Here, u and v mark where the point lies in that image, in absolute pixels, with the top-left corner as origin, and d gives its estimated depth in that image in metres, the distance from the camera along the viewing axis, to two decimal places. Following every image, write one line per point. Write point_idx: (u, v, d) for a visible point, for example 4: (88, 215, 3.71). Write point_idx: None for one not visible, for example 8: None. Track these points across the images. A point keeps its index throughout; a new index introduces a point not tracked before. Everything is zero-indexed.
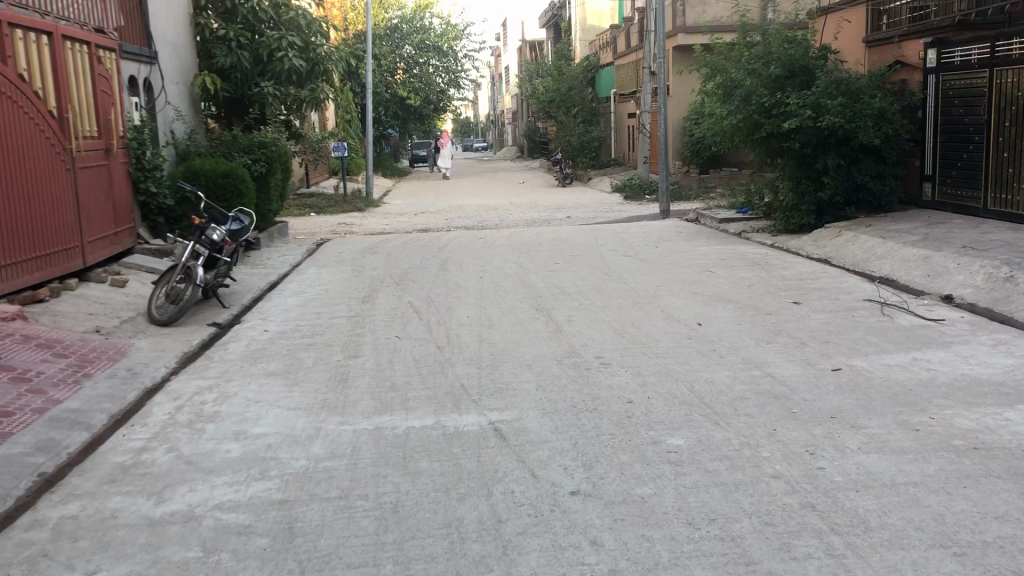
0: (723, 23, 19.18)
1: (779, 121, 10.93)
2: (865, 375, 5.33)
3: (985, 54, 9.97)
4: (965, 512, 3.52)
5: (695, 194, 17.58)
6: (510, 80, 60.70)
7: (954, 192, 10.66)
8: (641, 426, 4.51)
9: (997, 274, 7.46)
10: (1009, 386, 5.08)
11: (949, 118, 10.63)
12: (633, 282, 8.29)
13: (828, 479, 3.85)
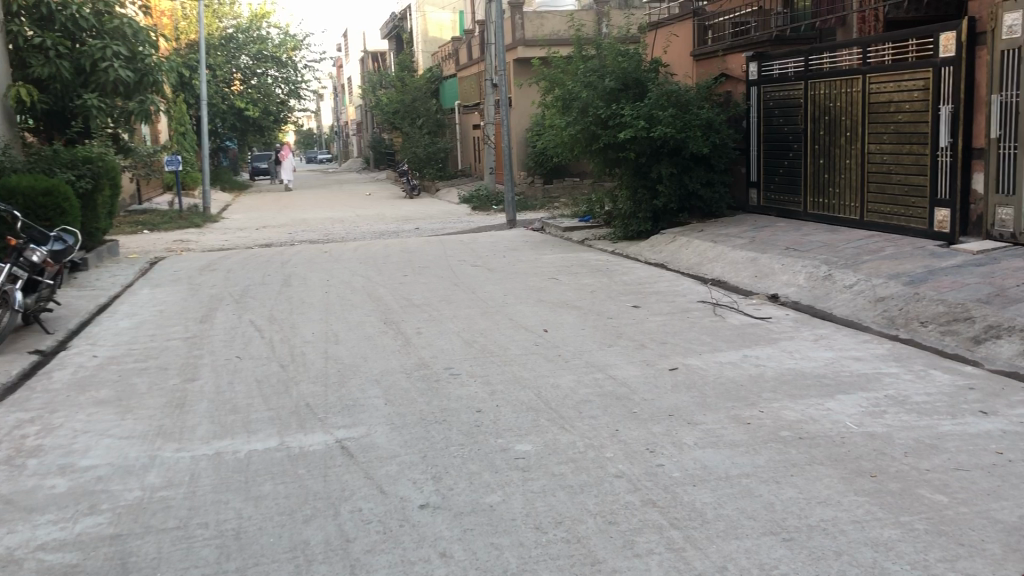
0: (559, 36, 19.69)
1: (615, 132, 11.27)
2: (700, 373, 5.58)
3: (800, 67, 10.66)
4: (793, 499, 3.75)
5: (540, 203, 17.93)
6: (354, 90, 60.06)
7: (778, 198, 11.32)
8: (489, 434, 4.55)
9: (816, 273, 7.99)
10: (829, 377, 5.45)
11: (771, 127, 11.30)
12: (480, 292, 8.36)
13: (667, 475, 4.01)
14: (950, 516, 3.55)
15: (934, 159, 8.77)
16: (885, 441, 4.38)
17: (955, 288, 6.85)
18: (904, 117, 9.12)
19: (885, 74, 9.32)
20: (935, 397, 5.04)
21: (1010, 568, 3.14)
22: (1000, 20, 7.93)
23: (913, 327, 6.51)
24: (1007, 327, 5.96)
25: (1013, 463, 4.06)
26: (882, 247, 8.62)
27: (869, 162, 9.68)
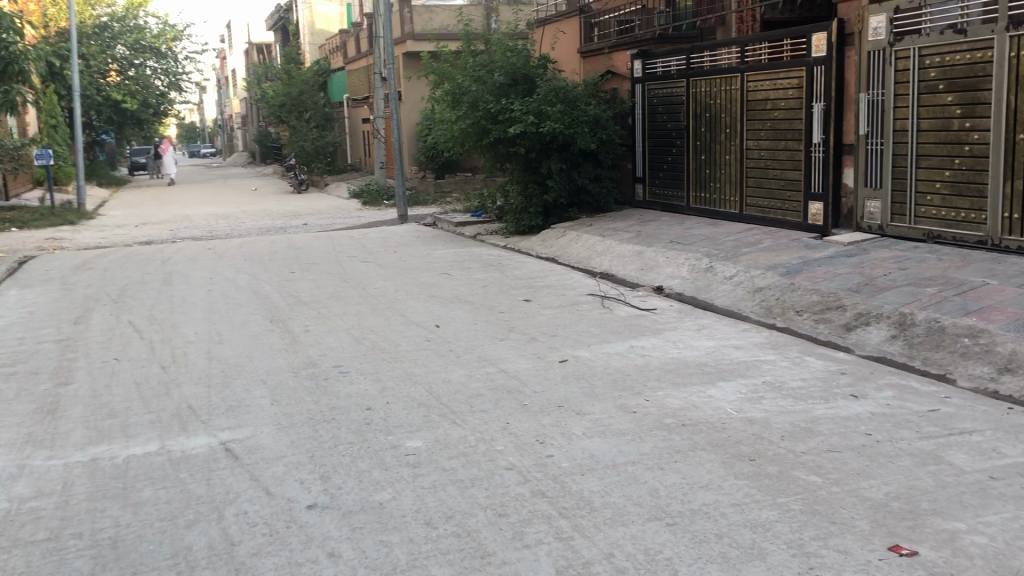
0: (448, 31, 19.68)
1: (505, 127, 11.31)
2: (589, 365, 5.68)
3: (682, 65, 10.96)
4: (677, 484, 3.85)
5: (431, 199, 17.87)
6: (240, 83, 58.42)
7: (663, 192, 11.61)
8: (379, 431, 4.51)
9: (700, 266, 8.23)
10: (711, 365, 5.63)
11: (655, 124, 11.57)
12: (371, 288, 8.28)
13: (556, 465, 4.07)
14: (822, 495, 3.73)
15: (807, 155, 9.16)
16: (763, 426, 4.56)
17: (827, 278, 7.17)
18: (780, 114, 9.49)
19: (762, 73, 9.66)
20: (809, 382, 5.27)
21: (878, 542, 3.31)
22: (867, 22, 8.33)
23: (789, 316, 6.78)
24: (875, 315, 6.28)
25: (881, 443, 4.29)
26: (761, 240, 8.95)
27: (747, 158, 10.02)
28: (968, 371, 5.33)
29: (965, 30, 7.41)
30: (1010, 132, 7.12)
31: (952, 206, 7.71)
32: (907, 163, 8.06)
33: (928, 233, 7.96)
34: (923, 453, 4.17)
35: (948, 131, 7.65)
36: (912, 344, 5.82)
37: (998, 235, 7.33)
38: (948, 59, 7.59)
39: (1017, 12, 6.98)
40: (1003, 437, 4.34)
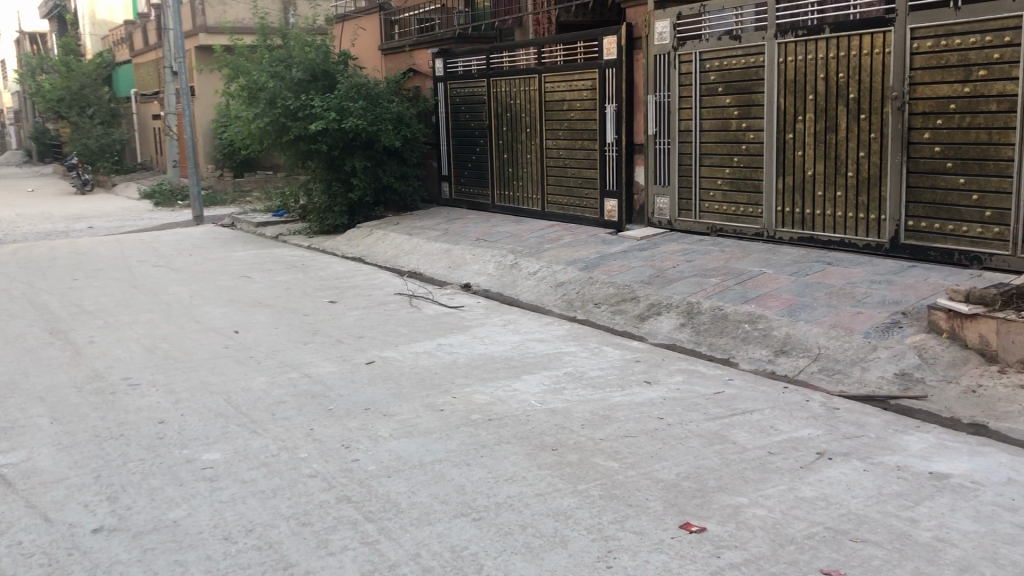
0: (244, 24, 19.02)
1: (305, 124, 11.02)
2: (396, 365, 5.64)
3: (482, 65, 11.10)
4: (483, 479, 3.90)
5: (231, 198, 17.19)
6: (11, 75, 53.75)
7: (468, 191, 11.74)
8: (173, 446, 4.28)
9: (505, 262, 8.38)
10: (516, 359, 5.75)
11: (458, 123, 11.68)
12: (164, 294, 7.84)
13: (362, 469, 4.01)
14: (620, 480, 3.89)
15: (603, 153, 9.53)
16: (564, 416, 4.70)
17: (623, 271, 7.50)
18: (575, 114, 9.81)
19: (558, 74, 9.95)
20: (607, 371, 5.50)
21: (670, 521, 3.50)
22: (653, 27, 8.77)
23: (589, 308, 7.03)
24: (666, 305, 6.64)
25: (672, 426, 4.53)
26: (562, 236, 9.24)
27: (547, 157, 10.30)
28: (750, 355, 5.74)
29: (740, 36, 7.93)
30: (781, 132, 7.72)
31: (732, 202, 8.28)
32: (693, 161, 8.57)
33: (712, 228, 8.51)
34: (710, 433, 4.44)
35: (726, 131, 8.20)
36: (700, 331, 6.19)
37: (773, 228, 7.93)
38: (725, 63, 8.11)
39: (784, 21, 7.56)
40: (780, 414, 4.70)
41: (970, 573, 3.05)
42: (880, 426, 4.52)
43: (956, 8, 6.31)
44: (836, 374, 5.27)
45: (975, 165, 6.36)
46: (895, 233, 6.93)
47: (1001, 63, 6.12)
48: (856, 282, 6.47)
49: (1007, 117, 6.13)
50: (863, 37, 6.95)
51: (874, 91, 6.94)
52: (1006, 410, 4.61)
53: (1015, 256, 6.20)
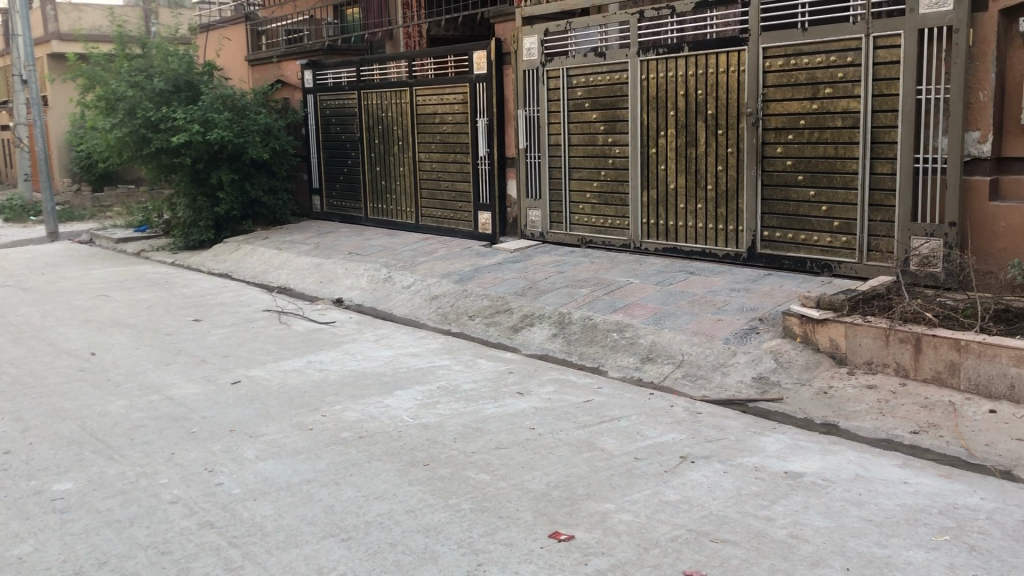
0: (100, 33, 18.24)
1: (167, 136, 10.65)
2: (263, 385, 5.50)
3: (352, 77, 10.99)
4: (352, 498, 3.85)
5: (88, 214, 16.41)
6: None
7: (339, 204, 11.60)
8: (21, 477, 4.03)
9: (378, 276, 8.31)
10: (388, 375, 5.70)
11: (328, 135, 11.53)
12: (13, 315, 7.40)
13: (226, 493, 3.89)
14: (490, 492, 3.91)
15: (475, 167, 9.59)
16: (436, 430, 4.69)
17: (496, 283, 7.56)
18: (447, 128, 9.84)
19: (429, 87, 9.96)
20: (480, 383, 5.52)
21: (540, 531, 3.54)
22: (521, 42, 8.90)
23: (462, 321, 7.05)
24: (538, 316, 6.72)
25: (543, 436, 4.59)
26: (435, 249, 9.23)
27: (419, 170, 10.29)
28: (618, 363, 5.88)
29: (605, 53, 8.14)
30: (645, 146, 7.96)
31: (601, 214, 8.47)
32: (562, 175, 8.73)
33: (582, 240, 8.68)
34: (579, 441, 4.52)
35: (594, 145, 8.40)
36: (570, 341, 6.30)
37: (639, 239, 8.16)
38: (591, 79, 8.31)
39: (646, 39, 7.80)
40: (646, 420, 4.83)
41: (821, 567, 3.20)
42: (740, 428, 4.71)
43: (804, 30, 6.66)
44: (699, 379, 5.46)
45: (823, 178, 6.73)
46: (753, 243, 7.26)
47: (845, 81, 6.49)
48: (717, 290, 6.73)
49: (851, 133, 6.51)
50: (720, 55, 7.25)
51: (731, 108, 7.25)
52: (854, 409, 4.89)
53: (861, 264, 6.58)
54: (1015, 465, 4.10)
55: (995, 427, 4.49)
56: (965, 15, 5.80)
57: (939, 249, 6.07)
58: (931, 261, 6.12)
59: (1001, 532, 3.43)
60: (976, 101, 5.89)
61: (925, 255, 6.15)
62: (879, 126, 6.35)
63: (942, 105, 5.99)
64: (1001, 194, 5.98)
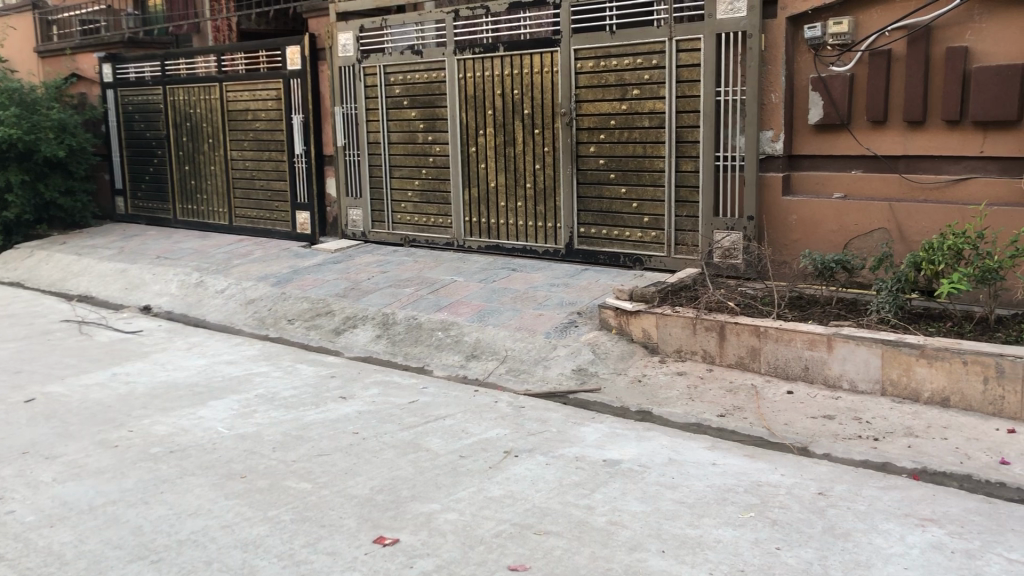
0: None
1: None
2: (62, 401, 5.11)
3: (157, 72, 10.42)
4: (162, 517, 3.63)
5: None
6: None
7: (146, 205, 10.98)
8: None
9: (189, 281, 7.92)
10: (202, 385, 5.43)
11: (131, 132, 10.88)
12: None
13: (19, 521, 3.58)
14: (312, 501, 3.80)
15: (291, 165, 9.33)
16: (254, 440, 4.52)
17: (316, 285, 7.38)
18: (260, 125, 9.51)
19: (240, 83, 9.58)
20: (300, 390, 5.35)
21: (363, 537, 3.47)
22: (335, 38, 8.71)
23: (281, 325, 6.83)
24: (361, 317, 6.61)
25: (366, 440, 4.51)
26: (251, 251, 8.91)
27: (232, 169, 9.90)
28: (442, 361, 5.87)
29: (421, 51, 8.10)
30: (464, 144, 8.00)
31: (422, 213, 8.45)
32: (382, 174, 8.64)
33: (404, 238, 8.64)
34: (404, 443, 4.47)
35: (413, 143, 8.35)
36: (394, 341, 6.24)
37: (462, 238, 8.21)
38: (409, 77, 8.25)
39: (462, 37, 7.83)
40: (470, 418, 4.84)
41: (639, 551, 3.32)
42: (561, 420, 4.81)
43: (612, 32, 6.89)
44: (521, 374, 5.54)
45: (633, 176, 6.99)
46: (570, 239, 7.46)
47: (651, 83, 6.77)
48: (537, 286, 6.86)
49: (658, 132, 6.80)
50: (534, 56, 7.38)
51: (546, 107, 7.40)
52: (667, 396, 5.11)
53: (670, 257, 6.90)
54: (810, 441, 4.41)
55: (792, 407, 4.82)
56: (757, 22, 6.18)
57: (739, 242, 6.46)
58: (732, 253, 6.50)
59: (799, 505, 3.67)
60: (768, 103, 6.30)
61: (727, 248, 6.53)
62: (683, 125, 6.67)
63: (739, 106, 6.37)
64: (794, 189, 6.43)
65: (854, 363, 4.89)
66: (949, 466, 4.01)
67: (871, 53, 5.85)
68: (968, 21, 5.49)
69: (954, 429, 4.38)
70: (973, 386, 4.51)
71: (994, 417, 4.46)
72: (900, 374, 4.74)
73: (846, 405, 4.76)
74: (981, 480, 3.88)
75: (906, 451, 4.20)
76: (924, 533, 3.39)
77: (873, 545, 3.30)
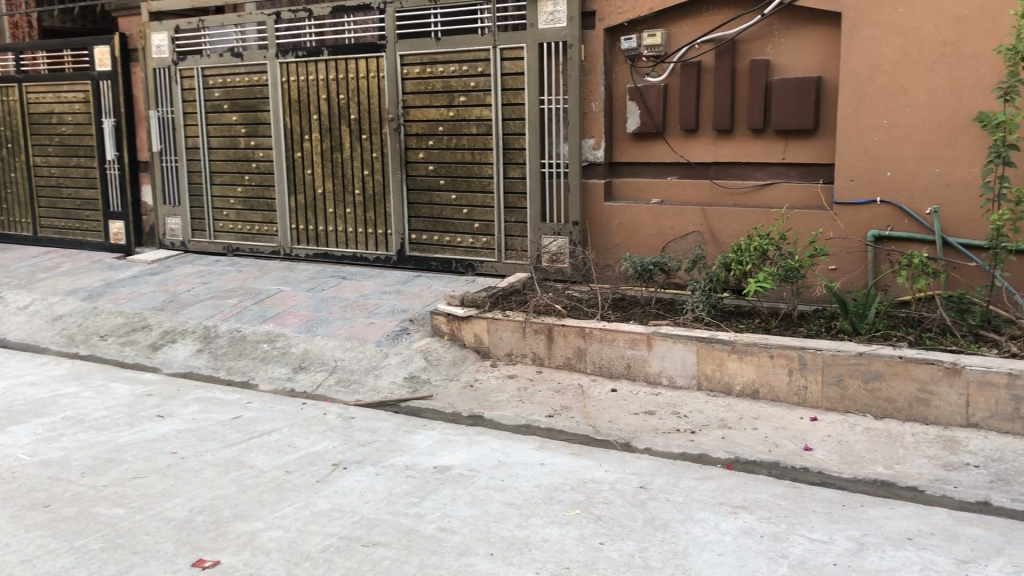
0: None
1: None
2: None
3: None
4: None
5: None
6: None
7: None
8: None
9: None
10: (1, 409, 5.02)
11: None
12: None
13: None
14: (124, 527, 3.58)
15: (103, 172, 8.81)
16: (60, 465, 4.21)
17: (132, 298, 6.99)
18: (66, 129, 8.92)
19: (42, 84, 8.95)
20: (114, 410, 5.04)
21: (181, 561, 3.30)
22: (148, 39, 8.29)
23: (92, 342, 6.41)
24: (180, 331, 6.31)
25: (185, 460, 4.30)
26: (60, 263, 8.33)
27: (36, 177, 9.23)
28: (268, 374, 5.68)
29: (242, 54, 7.83)
30: (289, 150, 7.81)
31: (247, 221, 8.18)
32: (202, 180, 8.30)
33: (228, 247, 8.33)
34: (226, 461, 4.29)
35: (235, 149, 8.06)
36: (217, 355, 5.99)
37: (289, 246, 8.00)
38: (229, 80, 7.96)
39: (284, 40, 7.63)
40: (298, 431, 4.72)
41: (468, 556, 3.32)
42: (391, 429, 4.76)
43: (437, 38, 6.90)
44: (351, 384, 5.44)
45: (462, 182, 7.03)
46: (401, 245, 7.42)
47: (477, 90, 6.83)
48: (368, 294, 6.78)
49: (485, 139, 6.87)
50: (359, 61, 7.29)
51: (373, 113, 7.33)
52: (498, 399, 5.16)
53: (500, 262, 6.99)
54: (632, 436, 4.56)
55: (616, 404, 4.98)
56: (577, 32, 6.35)
57: (565, 246, 6.63)
58: (559, 257, 6.65)
59: (622, 500, 3.79)
60: (589, 111, 6.50)
61: (553, 252, 6.68)
62: (509, 133, 6.78)
63: (562, 114, 6.52)
64: (614, 195, 6.67)
65: (672, 360, 5.11)
66: (759, 455, 4.26)
67: (682, 64, 6.15)
68: (768, 36, 5.86)
69: (763, 419, 4.66)
70: (779, 377, 4.81)
71: (799, 406, 4.77)
72: (714, 369, 4.99)
73: (666, 401, 4.97)
74: (787, 466, 4.14)
75: (720, 442, 4.42)
76: (736, 520, 3.57)
77: (690, 534, 3.45)
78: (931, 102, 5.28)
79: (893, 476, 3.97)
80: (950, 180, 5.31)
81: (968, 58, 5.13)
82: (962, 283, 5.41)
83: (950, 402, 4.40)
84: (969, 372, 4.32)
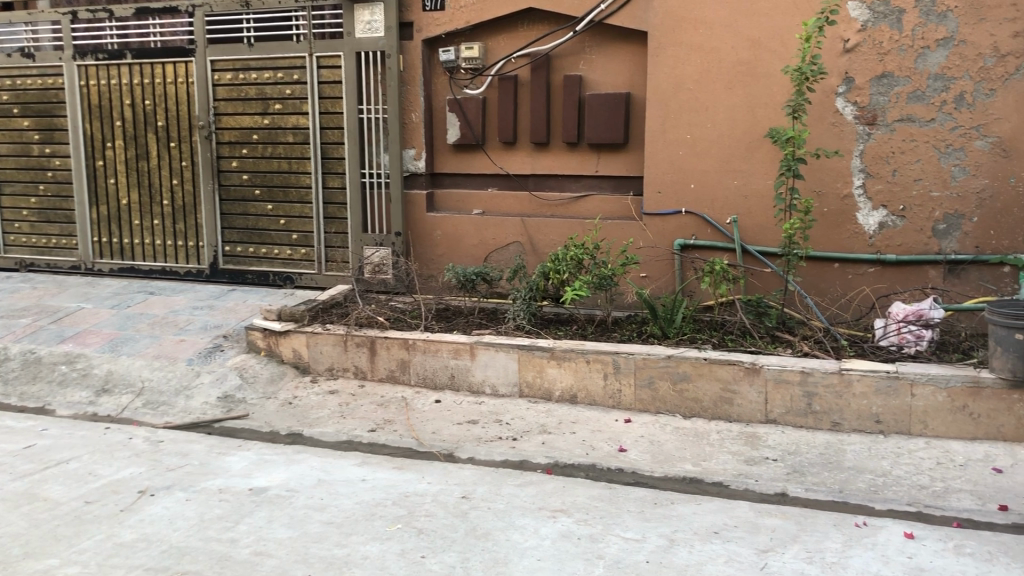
0: None
1: None
2: None
3: None
4: None
5: None
6: None
7: None
8: None
9: None
10: None
11: None
12: None
13: None
14: None
15: None
16: None
17: None
18: None
19: None
20: None
21: None
22: None
23: None
24: None
25: None
26: None
27: None
28: (67, 399, 5.27)
29: (34, 54, 7.27)
30: (90, 158, 7.33)
31: (43, 233, 7.61)
32: None
33: (21, 263, 7.73)
34: (16, 495, 3.94)
35: (28, 156, 7.50)
36: (7, 379, 5.51)
37: (90, 260, 7.50)
38: (20, 82, 7.38)
39: (83, 42, 7.14)
40: (99, 458, 4.41)
41: None
42: (203, 451, 4.54)
43: (250, 44, 6.67)
44: (159, 406, 5.15)
45: (279, 192, 6.84)
46: (214, 258, 7.12)
47: (293, 98, 6.67)
48: (179, 310, 6.45)
49: (302, 148, 6.71)
50: (166, 65, 6.94)
51: (181, 119, 7.00)
52: (318, 415, 5.03)
53: (320, 275, 6.85)
54: (455, 447, 4.56)
55: (439, 415, 4.97)
56: (394, 42, 6.29)
57: (388, 258, 6.53)
58: (381, 268, 6.55)
59: (443, 511, 3.78)
60: (409, 122, 6.48)
61: (376, 264, 6.58)
62: (327, 142, 6.65)
63: (381, 124, 6.46)
64: (436, 206, 6.69)
65: (494, 368, 5.16)
66: (577, 458, 4.37)
67: (499, 77, 6.27)
68: (580, 53, 6.06)
69: (581, 423, 4.79)
70: (595, 382, 4.96)
71: (614, 408, 4.95)
72: (534, 376, 5.09)
73: (488, 409, 5.01)
74: (604, 468, 4.26)
75: (540, 448, 4.50)
76: (555, 524, 3.64)
77: (511, 541, 3.48)
78: (729, 119, 5.61)
79: (700, 473, 4.17)
80: (748, 193, 5.66)
81: (760, 79, 5.50)
82: (759, 287, 5.76)
83: (750, 400, 4.68)
84: (766, 372, 4.61)
